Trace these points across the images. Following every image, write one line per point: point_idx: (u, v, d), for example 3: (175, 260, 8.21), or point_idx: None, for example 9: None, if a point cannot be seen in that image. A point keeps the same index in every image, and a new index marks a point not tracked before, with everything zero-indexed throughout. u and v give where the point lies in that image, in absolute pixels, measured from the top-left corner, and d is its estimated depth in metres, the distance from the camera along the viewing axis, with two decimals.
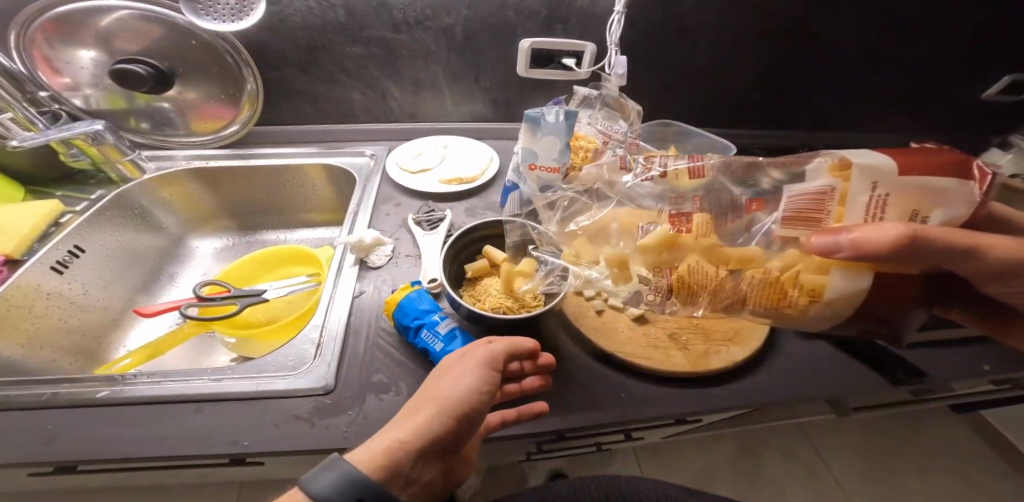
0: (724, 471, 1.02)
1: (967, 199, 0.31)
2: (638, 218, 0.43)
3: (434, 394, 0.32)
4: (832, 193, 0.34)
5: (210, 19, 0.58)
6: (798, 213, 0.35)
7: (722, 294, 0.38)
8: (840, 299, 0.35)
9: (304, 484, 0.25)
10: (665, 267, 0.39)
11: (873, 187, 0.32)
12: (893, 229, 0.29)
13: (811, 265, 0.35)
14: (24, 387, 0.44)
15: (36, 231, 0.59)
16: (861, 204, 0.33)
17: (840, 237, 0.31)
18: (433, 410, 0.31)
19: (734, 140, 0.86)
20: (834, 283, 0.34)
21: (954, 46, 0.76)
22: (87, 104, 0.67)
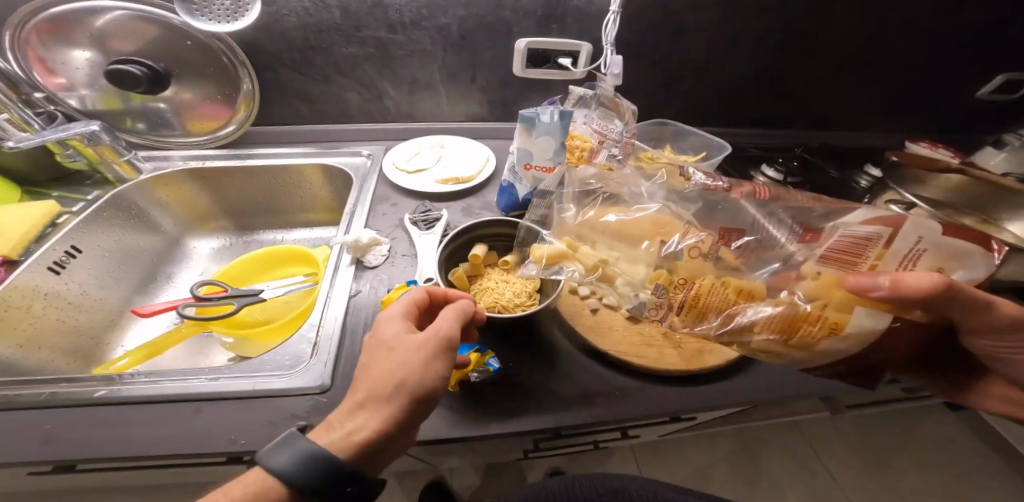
0: (720, 468, 1.03)
1: (989, 266, 0.32)
2: (662, 232, 0.41)
3: (398, 382, 0.34)
4: (879, 240, 0.33)
5: (206, 20, 0.58)
6: (837, 253, 0.34)
7: (734, 322, 0.38)
8: (857, 336, 0.34)
9: (263, 462, 0.30)
10: (688, 285, 0.37)
11: (916, 241, 0.32)
12: (930, 277, 0.30)
13: (834, 301, 0.34)
14: (21, 387, 0.44)
15: (33, 232, 0.59)
16: (900, 255, 0.32)
17: (878, 278, 0.31)
18: (391, 400, 0.33)
19: (730, 140, 0.86)
20: (857, 320, 0.33)
21: (948, 46, 0.77)
22: (83, 105, 0.67)
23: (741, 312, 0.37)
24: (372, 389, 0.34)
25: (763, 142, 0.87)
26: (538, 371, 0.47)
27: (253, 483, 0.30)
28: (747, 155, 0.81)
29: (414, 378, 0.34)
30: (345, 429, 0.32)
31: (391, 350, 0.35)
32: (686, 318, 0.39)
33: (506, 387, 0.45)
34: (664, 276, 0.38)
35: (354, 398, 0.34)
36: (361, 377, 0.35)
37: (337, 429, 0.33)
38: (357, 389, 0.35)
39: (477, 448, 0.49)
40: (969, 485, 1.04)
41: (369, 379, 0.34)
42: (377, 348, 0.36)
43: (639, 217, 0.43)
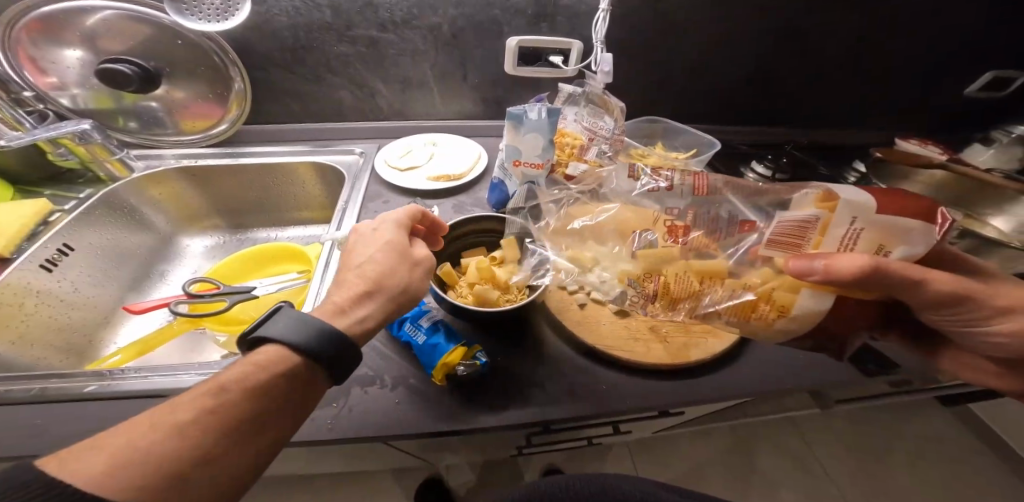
0: (715, 464, 1.03)
1: (931, 240, 0.32)
2: (635, 222, 0.42)
3: (403, 288, 0.40)
4: (816, 222, 0.34)
5: (195, 19, 0.58)
6: (781, 237, 0.35)
7: (698, 306, 0.40)
8: (805, 317, 0.36)
9: (267, 333, 0.32)
10: (654, 276, 0.40)
11: (851, 221, 0.32)
12: (861, 258, 0.30)
13: (785, 283, 0.36)
14: (12, 383, 0.44)
15: (25, 230, 0.59)
16: (838, 235, 0.33)
17: (814, 262, 0.32)
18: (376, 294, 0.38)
19: (721, 137, 0.87)
20: (804, 301, 0.35)
21: (937, 43, 0.77)
22: (74, 104, 0.67)
23: (710, 295, 0.39)
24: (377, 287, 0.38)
25: (753, 139, 0.88)
26: (526, 365, 0.47)
27: (267, 355, 0.32)
28: (737, 152, 0.82)
29: (415, 284, 0.41)
30: (355, 316, 0.36)
31: (399, 255, 0.41)
32: (659, 306, 0.41)
33: (494, 381, 0.46)
34: (633, 271, 0.41)
35: (361, 289, 0.38)
36: (363, 272, 0.39)
37: (347, 315, 0.36)
38: (361, 282, 0.38)
39: (467, 442, 0.50)
40: (964, 479, 1.04)
41: (372, 276, 0.39)
42: (380, 250, 0.41)
43: (602, 219, 0.44)
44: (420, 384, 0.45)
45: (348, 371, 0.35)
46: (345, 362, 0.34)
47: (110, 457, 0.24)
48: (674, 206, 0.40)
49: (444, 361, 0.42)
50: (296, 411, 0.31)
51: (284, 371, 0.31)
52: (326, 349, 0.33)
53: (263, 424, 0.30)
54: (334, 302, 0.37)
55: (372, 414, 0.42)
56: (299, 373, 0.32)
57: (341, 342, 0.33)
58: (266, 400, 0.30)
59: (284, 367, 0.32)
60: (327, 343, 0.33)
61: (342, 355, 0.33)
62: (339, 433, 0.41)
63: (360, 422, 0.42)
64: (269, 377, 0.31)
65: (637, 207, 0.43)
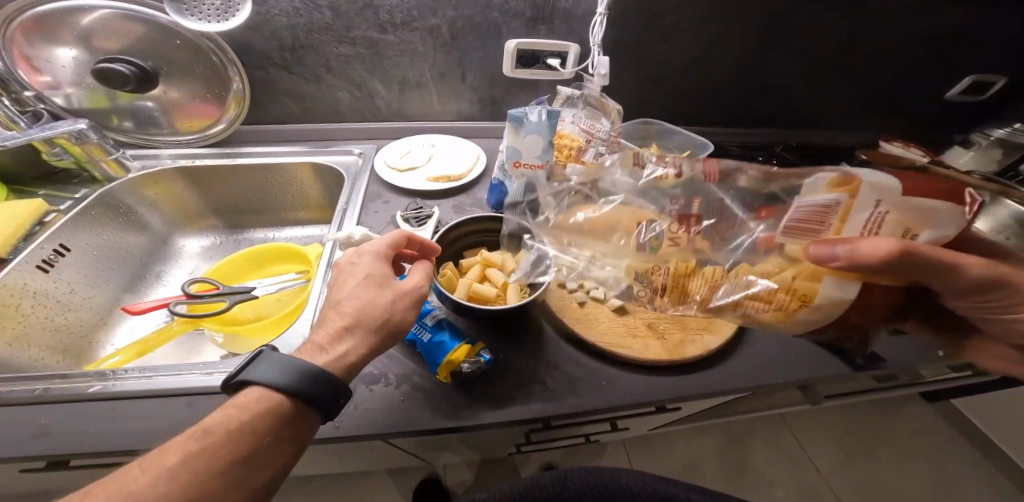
0: (711, 461, 1.05)
1: (959, 221, 0.33)
2: (637, 217, 0.43)
3: (383, 319, 0.39)
4: (837, 207, 0.35)
5: (195, 19, 0.58)
6: (799, 223, 0.37)
7: (714, 300, 0.41)
8: (828, 307, 0.37)
9: (249, 378, 0.33)
10: (660, 268, 0.41)
11: (876, 204, 0.33)
12: (886, 244, 0.31)
13: (804, 271, 0.36)
14: (15, 384, 0.44)
15: (21, 230, 0.58)
16: (863, 219, 0.34)
17: (836, 248, 0.33)
18: (362, 332, 0.38)
19: (713, 139, 0.89)
20: (826, 290, 0.36)
21: (919, 49, 0.80)
22: (68, 103, 0.67)
23: (723, 287, 0.40)
24: (354, 324, 0.38)
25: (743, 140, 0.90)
26: (527, 361, 0.48)
27: (249, 397, 0.32)
28: (730, 153, 0.83)
29: (397, 315, 0.40)
30: (336, 353, 0.36)
31: (377, 288, 0.40)
32: (668, 300, 0.43)
33: (499, 378, 0.47)
34: (643, 266, 0.42)
35: (340, 325, 0.38)
36: (342, 307, 0.39)
37: (328, 352, 0.36)
38: (340, 317, 0.38)
39: (470, 440, 0.50)
40: (946, 470, 1.08)
41: (354, 311, 0.38)
42: (361, 283, 0.40)
43: (604, 210, 0.46)
44: (425, 382, 0.46)
45: (335, 405, 0.35)
46: (329, 397, 0.34)
47: (104, 500, 0.26)
48: (670, 202, 0.43)
49: (449, 358, 0.43)
50: (287, 448, 0.32)
51: (267, 410, 0.32)
52: (308, 383, 0.33)
53: (252, 463, 0.30)
54: (314, 340, 0.37)
55: (377, 412, 0.43)
56: (285, 412, 0.32)
57: (323, 378, 0.34)
58: (254, 440, 0.30)
59: (267, 405, 0.32)
60: (306, 380, 0.33)
61: (324, 391, 0.33)
62: (343, 432, 0.42)
63: (366, 420, 0.42)
64: (250, 418, 0.31)
65: (628, 208, 0.45)
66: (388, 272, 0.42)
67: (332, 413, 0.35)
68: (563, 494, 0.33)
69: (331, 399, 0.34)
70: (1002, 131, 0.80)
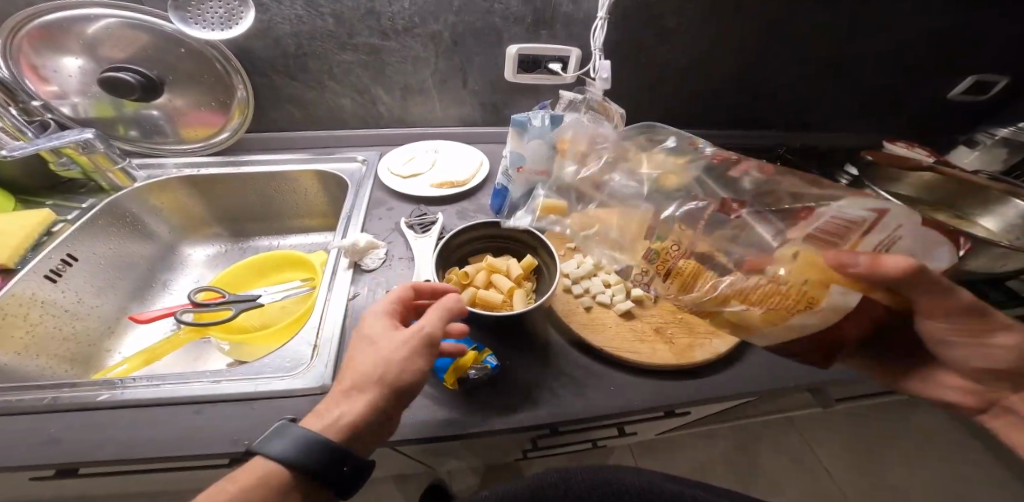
0: (718, 465, 1.04)
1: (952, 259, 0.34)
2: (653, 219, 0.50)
3: (380, 377, 0.36)
4: (862, 224, 0.33)
5: (199, 27, 0.60)
6: (823, 232, 0.36)
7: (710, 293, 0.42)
8: (830, 312, 0.34)
9: (258, 448, 0.33)
10: (677, 251, 0.43)
11: (896, 228, 0.32)
12: (906, 263, 0.30)
13: (813, 278, 0.33)
14: (28, 392, 0.44)
15: (30, 240, 0.59)
16: (880, 238, 0.33)
17: (858, 255, 0.31)
18: (364, 391, 0.36)
19: (715, 141, 0.89)
20: (834, 298, 0.33)
21: (915, 52, 0.80)
22: (76, 113, 0.67)
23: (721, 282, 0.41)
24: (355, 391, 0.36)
25: (746, 142, 0.89)
26: (533, 366, 0.48)
27: (255, 468, 0.33)
28: None
29: (395, 372, 0.36)
30: (332, 416, 0.35)
31: (376, 344, 0.38)
32: (672, 287, 0.44)
33: (503, 383, 0.46)
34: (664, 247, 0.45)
35: (340, 389, 0.37)
36: (343, 371, 0.38)
37: (325, 416, 0.36)
38: (342, 380, 0.37)
39: (478, 447, 0.50)
40: (958, 473, 1.07)
41: (357, 371, 0.37)
42: (359, 342, 0.39)
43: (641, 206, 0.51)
44: (431, 388, 0.45)
45: (338, 476, 0.34)
46: (331, 469, 0.33)
47: None
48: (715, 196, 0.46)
49: (455, 364, 0.44)
50: None
51: (270, 479, 0.32)
52: (311, 456, 0.33)
53: None
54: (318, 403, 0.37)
55: None
56: (286, 485, 0.33)
57: (325, 450, 0.33)
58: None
59: (270, 476, 0.33)
60: (310, 450, 0.33)
61: (327, 466, 0.33)
62: None
63: None
64: (254, 487, 0.32)
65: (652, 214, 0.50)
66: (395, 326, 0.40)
67: (338, 488, 0.34)
68: (570, 496, 0.32)
69: (334, 469, 0.33)
70: (1006, 131, 0.81)
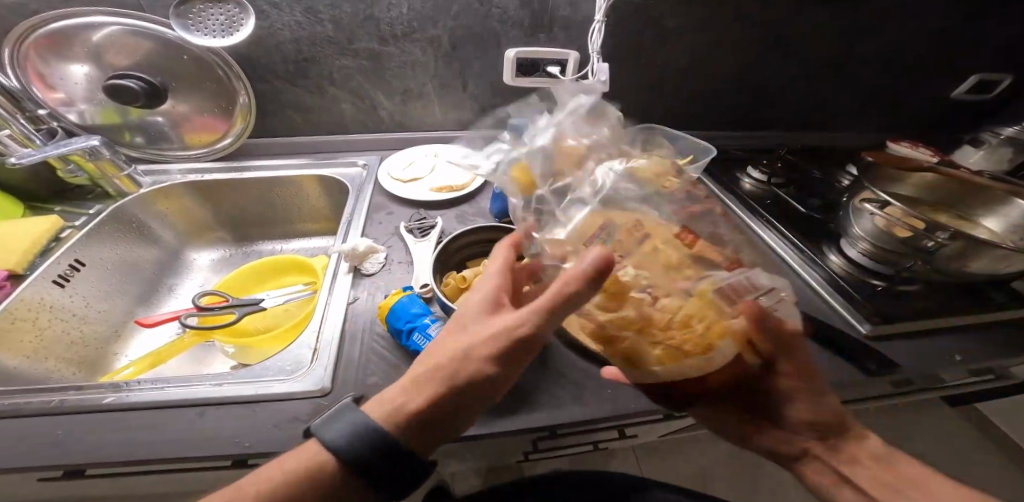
0: (723, 468, 1.04)
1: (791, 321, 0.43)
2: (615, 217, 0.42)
3: (464, 369, 0.36)
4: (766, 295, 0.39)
5: (200, 35, 0.62)
6: (735, 288, 0.38)
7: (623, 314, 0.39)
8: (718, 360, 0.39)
9: (319, 432, 0.34)
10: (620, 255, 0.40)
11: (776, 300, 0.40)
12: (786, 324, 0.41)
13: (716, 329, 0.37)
14: (37, 395, 0.45)
15: (38, 244, 0.60)
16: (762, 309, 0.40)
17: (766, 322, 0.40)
18: (444, 384, 0.36)
19: (717, 142, 0.88)
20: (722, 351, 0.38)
21: (915, 52, 0.82)
22: (82, 120, 0.68)
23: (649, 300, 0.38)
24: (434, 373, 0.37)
25: (748, 143, 0.89)
26: (531, 370, 0.48)
27: (312, 453, 0.34)
28: (733, 158, 0.83)
29: (479, 362, 0.37)
30: (400, 406, 0.35)
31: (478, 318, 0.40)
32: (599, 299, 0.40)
33: None
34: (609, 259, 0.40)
35: (420, 378, 0.37)
36: (429, 358, 0.38)
37: (392, 404, 0.36)
38: (424, 366, 0.38)
39: (477, 450, 0.50)
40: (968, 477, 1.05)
41: (442, 360, 0.37)
42: (450, 329, 0.40)
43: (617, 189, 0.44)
44: None
45: (394, 473, 0.33)
46: (379, 465, 0.33)
47: None
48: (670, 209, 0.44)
49: None
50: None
51: (318, 468, 0.33)
52: (362, 447, 0.33)
53: None
54: (387, 391, 0.37)
55: None
56: (335, 477, 0.33)
57: (379, 445, 0.33)
58: (293, 500, 0.32)
59: (322, 464, 0.33)
60: (362, 443, 0.33)
61: (371, 456, 0.33)
62: None
63: None
64: (304, 471, 0.33)
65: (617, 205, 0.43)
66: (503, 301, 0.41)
67: (384, 488, 0.33)
68: None
69: (389, 465, 0.33)
70: (1012, 130, 0.80)
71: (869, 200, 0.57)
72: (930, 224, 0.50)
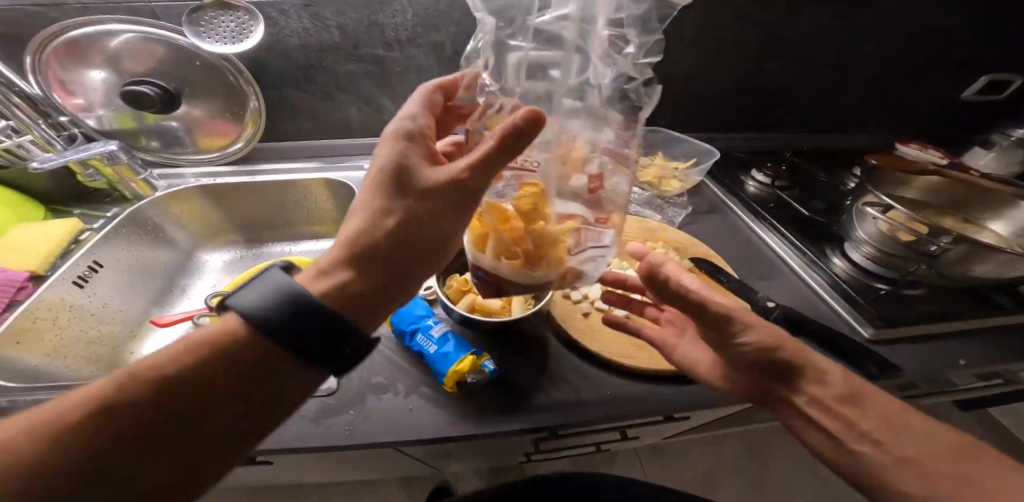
0: (729, 472, 1.03)
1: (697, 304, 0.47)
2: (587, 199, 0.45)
3: (400, 235, 0.31)
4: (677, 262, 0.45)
5: (212, 41, 0.64)
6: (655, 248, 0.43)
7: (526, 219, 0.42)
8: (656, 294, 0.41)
9: (237, 304, 0.29)
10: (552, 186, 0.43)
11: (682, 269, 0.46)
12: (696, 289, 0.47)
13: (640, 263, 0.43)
14: (57, 391, 0.47)
15: (60, 247, 0.63)
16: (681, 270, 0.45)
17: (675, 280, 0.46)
18: (380, 254, 0.31)
19: (721, 145, 0.88)
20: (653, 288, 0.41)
21: (920, 52, 0.81)
22: (100, 125, 0.71)
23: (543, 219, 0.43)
24: (378, 248, 0.31)
25: (753, 145, 0.88)
26: (532, 372, 0.49)
27: (228, 330, 0.29)
28: (738, 161, 0.83)
29: (430, 220, 0.32)
30: (336, 278, 0.31)
31: (403, 175, 0.33)
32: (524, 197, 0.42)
33: (502, 387, 0.47)
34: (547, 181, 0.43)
35: (347, 248, 0.32)
36: (354, 222, 0.33)
37: (329, 276, 0.31)
38: (349, 235, 0.32)
39: (479, 450, 0.51)
40: None
41: (370, 227, 0.32)
42: (370, 190, 0.33)
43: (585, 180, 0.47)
44: (432, 391, 0.47)
45: (336, 348, 0.29)
46: (316, 332, 0.28)
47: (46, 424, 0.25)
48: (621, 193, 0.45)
49: (454, 368, 0.44)
50: (261, 392, 0.28)
51: (238, 346, 0.28)
52: (291, 314, 0.28)
53: (201, 402, 0.27)
54: (318, 262, 0.32)
55: (387, 420, 0.44)
56: (261, 349, 0.28)
57: (310, 311, 0.28)
58: (204, 381, 0.27)
59: (241, 341, 0.28)
60: (292, 312, 0.28)
61: (304, 323, 0.28)
62: (354, 440, 0.43)
63: (375, 427, 0.44)
64: (219, 351, 0.28)
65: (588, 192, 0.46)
66: (427, 151, 0.35)
67: (322, 354, 0.29)
68: None
69: (326, 335, 0.29)
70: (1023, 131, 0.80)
71: (872, 203, 0.58)
72: (932, 229, 0.51)
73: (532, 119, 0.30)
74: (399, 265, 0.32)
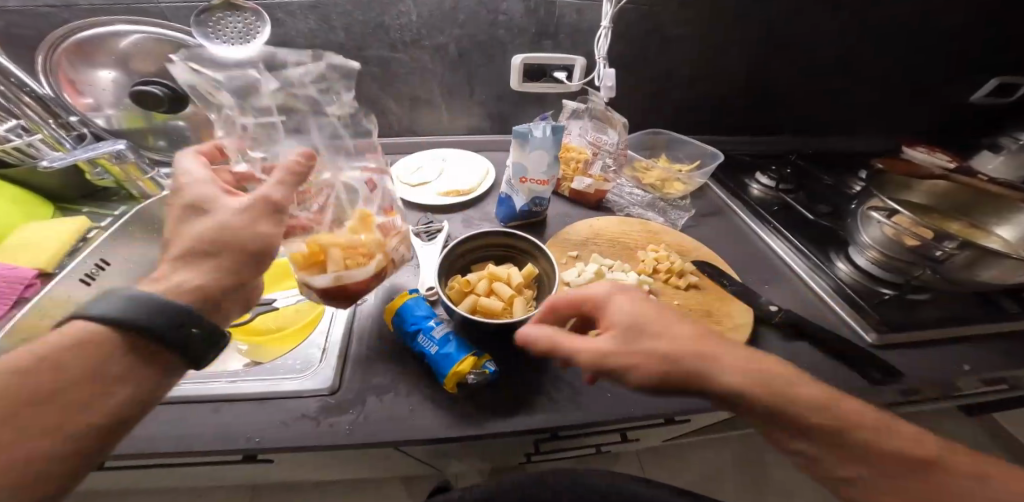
0: (731, 474, 1.03)
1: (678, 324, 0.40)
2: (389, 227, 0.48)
3: (192, 249, 0.33)
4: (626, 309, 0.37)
5: (220, 41, 0.60)
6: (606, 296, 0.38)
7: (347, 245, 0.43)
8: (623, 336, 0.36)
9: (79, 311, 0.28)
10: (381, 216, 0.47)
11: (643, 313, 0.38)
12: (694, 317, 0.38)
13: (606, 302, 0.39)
14: None
15: (66, 246, 0.63)
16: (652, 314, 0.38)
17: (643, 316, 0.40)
18: (218, 260, 0.33)
19: (725, 147, 0.88)
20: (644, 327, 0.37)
21: (927, 55, 0.81)
22: (110, 124, 0.72)
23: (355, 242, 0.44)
24: (195, 247, 0.33)
25: (757, 148, 0.88)
26: (533, 373, 0.49)
27: (76, 333, 0.28)
28: (741, 163, 0.83)
29: (248, 228, 0.34)
30: (173, 282, 0.32)
31: (212, 208, 0.35)
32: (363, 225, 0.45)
33: (504, 389, 0.47)
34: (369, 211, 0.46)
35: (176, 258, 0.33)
36: (183, 241, 0.34)
37: (165, 282, 0.32)
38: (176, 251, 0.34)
39: (479, 450, 0.51)
40: None
41: (196, 239, 0.33)
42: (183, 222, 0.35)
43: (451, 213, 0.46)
44: (433, 391, 0.47)
45: (192, 337, 0.30)
46: (170, 322, 0.29)
47: None
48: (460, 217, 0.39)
49: (455, 369, 0.44)
50: (114, 387, 0.27)
51: (95, 345, 0.28)
52: (142, 309, 0.28)
53: (47, 402, 0.25)
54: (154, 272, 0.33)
55: (387, 420, 0.44)
56: (112, 347, 0.28)
57: (165, 307, 0.29)
58: (54, 381, 0.26)
59: (94, 341, 0.28)
60: (148, 307, 0.29)
61: (159, 316, 0.29)
62: (355, 439, 0.43)
63: (376, 427, 0.44)
64: (65, 354, 0.27)
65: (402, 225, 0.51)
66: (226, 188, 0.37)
67: (186, 354, 0.30)
68: None
69: (179, 326, 0.29)
70: None
71: (878, 208, 0.57)
72: (939, 233, 0.50)
73: (308, 157, 0.38)
74: (220, 261, 0.33)
